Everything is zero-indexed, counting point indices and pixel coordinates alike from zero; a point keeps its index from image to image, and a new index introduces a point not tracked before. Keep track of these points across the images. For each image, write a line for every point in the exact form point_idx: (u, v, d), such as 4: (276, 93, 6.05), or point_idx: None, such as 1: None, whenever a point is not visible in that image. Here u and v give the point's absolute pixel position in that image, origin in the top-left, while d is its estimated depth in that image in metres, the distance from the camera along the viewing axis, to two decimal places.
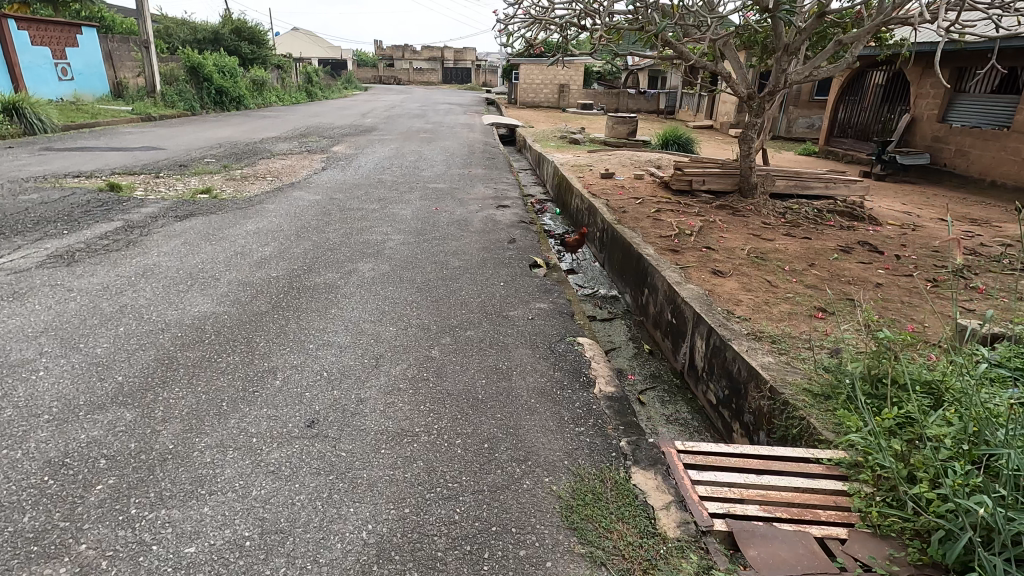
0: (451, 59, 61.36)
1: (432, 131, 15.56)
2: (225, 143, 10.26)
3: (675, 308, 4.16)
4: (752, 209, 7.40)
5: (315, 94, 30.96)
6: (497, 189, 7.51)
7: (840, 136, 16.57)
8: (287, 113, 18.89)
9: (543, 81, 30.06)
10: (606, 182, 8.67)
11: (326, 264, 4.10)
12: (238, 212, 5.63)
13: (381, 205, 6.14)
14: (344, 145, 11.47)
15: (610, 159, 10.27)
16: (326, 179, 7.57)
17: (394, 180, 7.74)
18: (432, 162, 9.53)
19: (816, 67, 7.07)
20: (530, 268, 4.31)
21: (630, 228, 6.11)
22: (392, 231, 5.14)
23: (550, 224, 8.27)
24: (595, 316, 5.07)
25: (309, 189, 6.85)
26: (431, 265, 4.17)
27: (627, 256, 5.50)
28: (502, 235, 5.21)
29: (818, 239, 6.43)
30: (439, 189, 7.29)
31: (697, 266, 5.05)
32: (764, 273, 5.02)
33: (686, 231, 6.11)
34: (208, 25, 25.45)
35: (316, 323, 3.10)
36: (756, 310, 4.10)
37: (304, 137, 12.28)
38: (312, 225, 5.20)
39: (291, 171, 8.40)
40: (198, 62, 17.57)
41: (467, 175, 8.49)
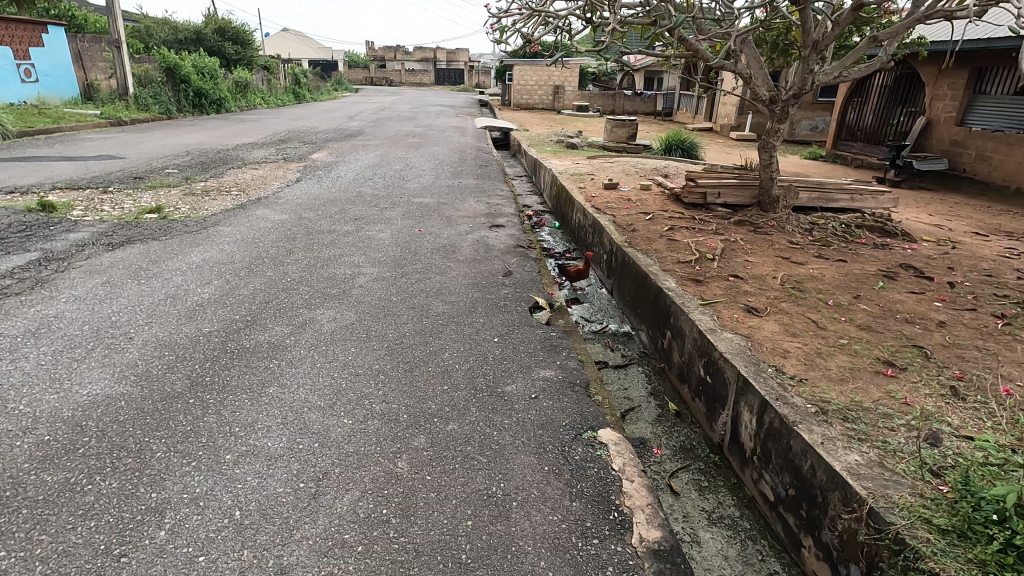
0: (443, 60, 60.52)
1: (422, 135, 14.76)
2: (194, 151, 9.42)
3: (710, 363, 3.37)
4: (775, 226, 6.64)
5: (303, 96, 30.09)
6: (490, 204, 6.72)
7: (849, 139, 15.90)
8: (269, 115, 18.02)
9: (538, 82, 29.30)
10: (610, 194, 7.90)
11: (276, 313, 3.30)
12: (187, 237, 4.83)
13: (356, 226, 5.35)
14: (324, 152, 10.65)
15: (613, 167, 9.48)
16: (298, 193, 6.78)
17: (376, 193, 6.96)
18: (418, 172, 8.75)
19: (846, 66, 6.33)
20: (529, 314, 3.51)
21: (642, 251, 5.33)
22: (367, 260, 4.36)
23: (548, 241, 7.49)
24: (607, 361, 4.28)
25: (276, 206, 6.04)
26: (407, 313, 3.37)
27: (642, 286, 4.71)
28: (495, 264, 4.42)
29: (854, 261, 5.68)
30: (425, 205, 6.49)
31: (727, 303, 4.27)
32: (806, 310, 4.27)
33: (708, 255, 5.33)
34: (190, 24, 24.55)
35: (244, 413, 2.29)
36: (810, 367, 3.32)
37: (282, 143, 11.46)
38: (271, 255, 4.40)
39: (261, 183, 7.59)
40: (175, 63, 16.69)
41: (457, 187, 7.69)
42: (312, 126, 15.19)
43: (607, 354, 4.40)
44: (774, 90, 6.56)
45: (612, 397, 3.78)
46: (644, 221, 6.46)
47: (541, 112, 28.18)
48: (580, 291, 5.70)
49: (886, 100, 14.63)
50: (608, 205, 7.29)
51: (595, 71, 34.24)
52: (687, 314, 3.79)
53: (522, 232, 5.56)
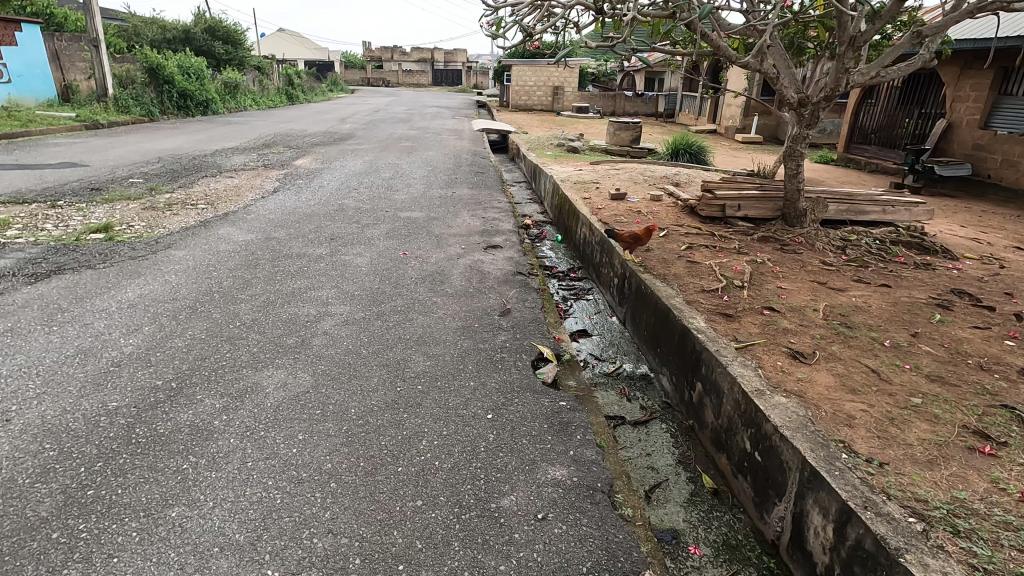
0: (441, 61, 59.83)
1: (416, 138, 14.06)
2: (166, 157, 8.71)
3: (759, 439, 2.67)
4: (803, 243, 5.97)
5: (297, 98, 29.39)
6: (486, 218, 6.02)
7: (862, 142, 15.23)
8: (258, 118, 17.31)
9: (536, 83, 28.65)
10: (617, 205, 7.22)
11: (210, 377, 2.60)
12: (130, 264, 4.13)
13: (331, 248, 4.66)
14: (309, 157, 9.92)
15: (620, 174, 8.78)
16: (272, 207, 6.09)
17: (359, 207, 6.27)
18: (409, 181, 8.04)
19: (884, 66, 5.64)
20: (533, 373, 2.81)
21: (660, 276, 4.63)
22: (338, 293, 3.67)
23: (550, 258, 6.81)
24: (625, 416, 3.59)
25: (243, 223, 5.35)
26: (378, 373, 2.69)
27: (664, 322, 4.01)
28: (490, 299, 3.73)
29: (899, 286, 5.00)
30: (413, 220, 5.78)
31: (767, 347, 3.58)
32: (860, 355, 3.58)
33: (735, 282, 4.64)
34: (178, 23, 23.84)
35: (124, 561, 1.60)
36: (886, 443, 2.64)
37: (265, 148, 10.76)
38: (223, 288, 3.71)
39: (234, 194, 6.90)
40: (158, 63, 15.96)
41: (451, 198, 7.00)
42: (300, 129, 14.50)
43: (624, 406, 3.71)
44: (803, 92, 5.87)
45: (634, 470, 3.09)
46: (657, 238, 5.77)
47: (540, 113, 27.50)
48: (589, 322, 5.01)
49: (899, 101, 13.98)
50: (616, 219, 6.61)
51: (594, 71, 33.62)
52: (725, 368, 3.08)
53: (522, 254, 4.87)
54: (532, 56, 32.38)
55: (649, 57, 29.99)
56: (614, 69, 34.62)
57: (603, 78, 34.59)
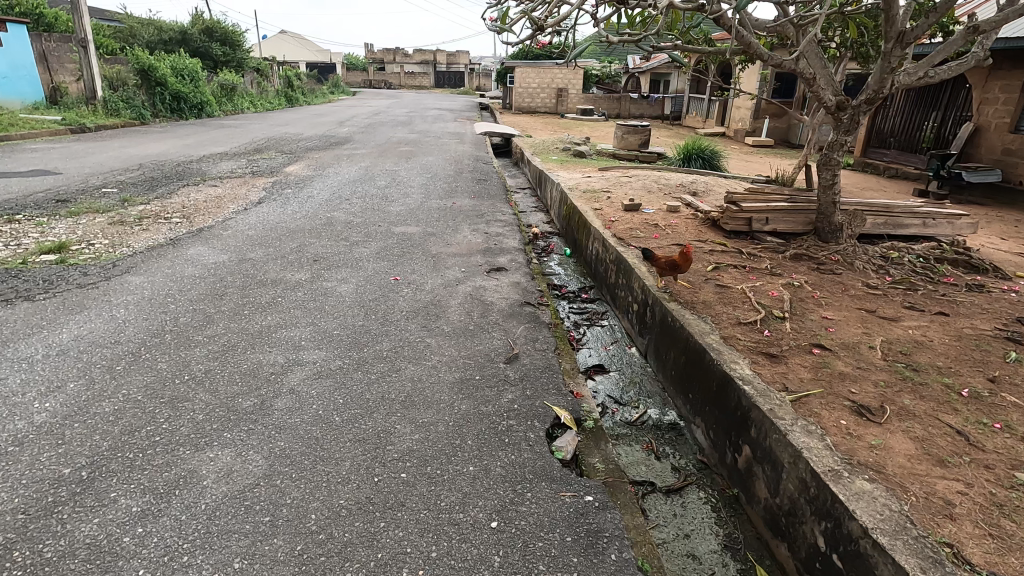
0: (444, 63, 59.35)
1: (416, 142, 13.52)
2: (147, 165, 8.17)
3: (839, 539, 2.09)
4: (840, 261, 5.38)
5: (297, 100, 28.89)
6: (489, 235, 5.44)
7: (880, 146, 14.64)
8: (253, 121, 16.76)
9: (540, 85, 28.14)
10: (631, 218, 6.63)
11: (133, 461, 2.02)
12: (76, 293, 3.57)
13: (312, 273, 4.09)
14: (301, 163, 9.36)
15: (632, 182, 8.20)
16: (253, 221, 5.52)
17: (349, 221, 5.70)
18: (405, 190, 7.48)
19: (933, 65, 5.07)
20: (547, 449, 2.23)
21: (688, 305, 4.05)
22: (313, 333, 3.10)
23: (559, 277, 6.23)
24: (654, 482, 2.99)
25: (217, 242, 4.79)
26: (353, 453, 2.11)
27: (696, 363, 3.42)
28: (494, 340, 3.15)
29: (957, 314, 4.41)
30: (407, 237, 5.21)
31: (826, 400, 2.99)
32: (937, 409, 2.99)
33: (774, 312, 4.05)
34: (175, 24, 23.40)
35: None
36: (1004, 547, 2.05)
37: (256, 153, 10.22)
38: (178, 326, 3.14)
39: (215, 205, 6.34)
40: (150, 64, 15.44)
41: (450, 210, 6.43)
42: (296, 133, 13.96)
43: (652, 468, 3.12)
44: (840, 95, 5.29)
45: (670, 560, 2.50)
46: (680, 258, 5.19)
47: (544, 116, 26.97)
48: (605, 355, 4.43)
49: (921, 104, 13.39)
50: (631, 233, 6.02)
51: (599, 72, 33.11)
52: (784, 436, 2.50)
53: (529, 278, 4.29)
54: (536, 57, 31.90)
55: (655, 59, 29.47)
56: (619, 70, 34.09)
57: (607, 80, 34.07)
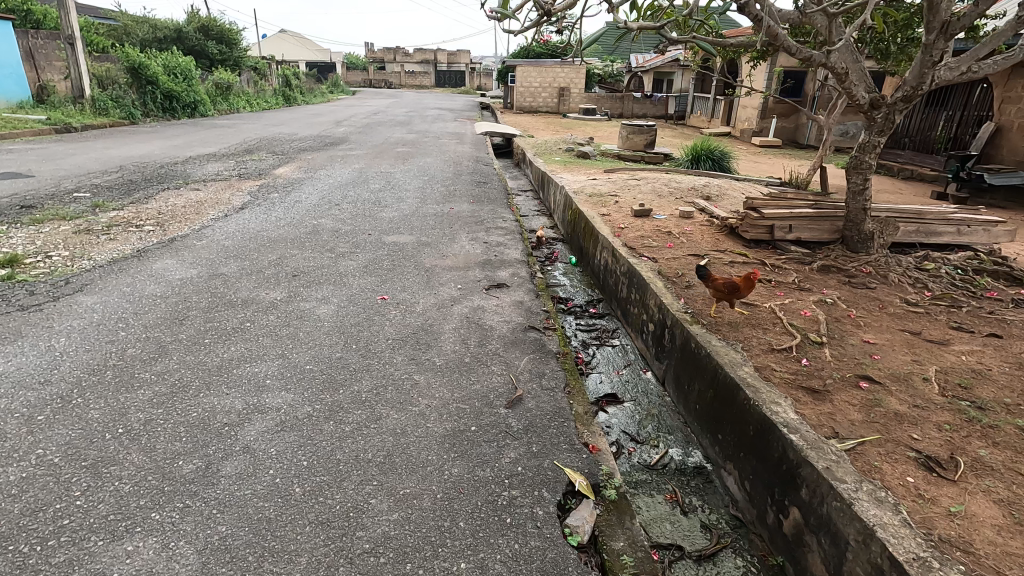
0: (444, 62, 58.88)
1: (414, 142, 13.07)
2: (127, 167, 7.71)
3: None
4: (874, 274, 4.91)
5: (295, 99, 28.45)
6: (489, 244, 4.98)
7: (894, 147, 14.17)
8: (246, 120, 16.26)
9: (541, 84, 27.67)
10: (641, 224, 6.17)
11: (26, 559, 1.57)
12: (15, 316, 3.12)
13: (289, 291, 3.64)
14: (292, 165, 8.92)
15: (641, 185, 7.74)
16: (231, 229, 5.07)
17: (336, 230, 5.25)
18: (400, 194, 7.03)
19: (977, 58, 4.61)
20: (559, 533, 1.77)
21: (713, 327, 3.59)
22: (281, 369, 2.64)
23: (564, 289, 5.77)
24: (683, 545, 2.52)
25: (188, 254, 4.33)
26: (313, 543, 1.66)
27: (727, 399, 2.96)
28: (494, 376, 2.70)
29: (1011, 335, 3.95)
30: (399, 248, 4.75)
31: (886, 450, 2.53)
32: (1016, 461, 2.52)
33: (810, 336, 3.59)
34: (170, 23, 22.99)
35: None
36: None
37: (246, 155, 9.77)
38: (123, 359, 2.68)
39: (193, 211, 5.89)
40: (140, 62, 14.98)
41: (448, 217, 5.96)
42: (289, 133, 13.49)
43: (679, 526, 2.65)
44: (873, 91, 4.83)
45: None
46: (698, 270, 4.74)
47: (545, 116, 26.54)
48: (617, 381, 3.96)
49: (937, 103, 12.93)
50: (642, 241, 5.56)
51: (601, 72, 32.69)
52: (850, 507, 2.03)
53: (534, 296, 3.83)
54: (537, 56, 31.45)
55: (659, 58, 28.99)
56: (622, 70, 33.66)
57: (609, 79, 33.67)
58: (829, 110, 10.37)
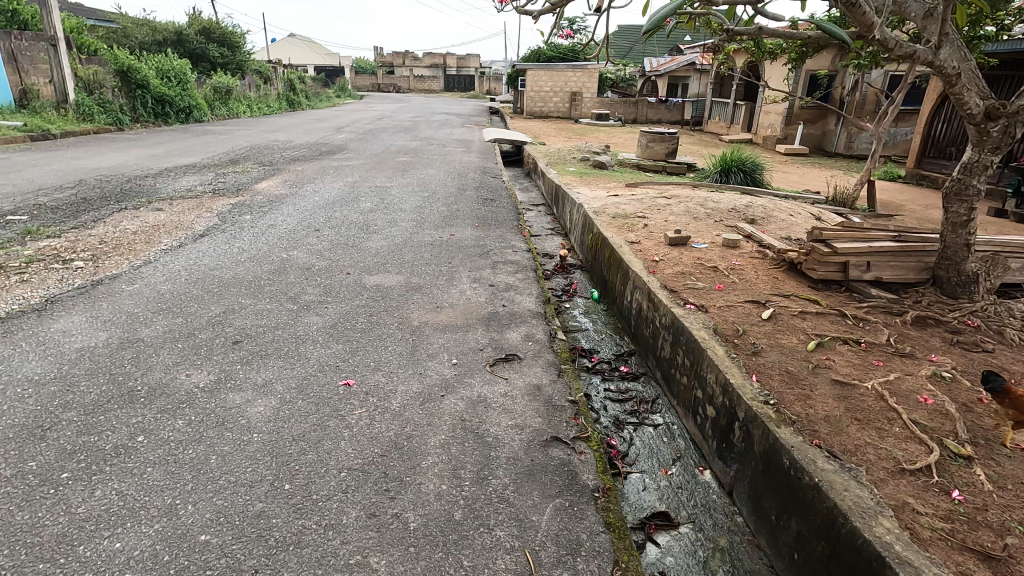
0: (453, 66, 57.99)
1: (416, 151, 12.15)
2: (86, 182, 6.82)
3: None
4: (987, 331, 3.84)
5: (300, 104, 27.73)
6: (498, 288, 3.98)
7: (937, 157, 13.04)
8: (241, 126, 15.43)
9: (553, 88, 26.71)
10: (678, 256, 5.17)
11: None
12: None
13: (221, 371, 2.65)
14: (277, 179, 7.99)
15: (672, 204, 6.73)
16: (178, 266, 4.12)
17: (309, 266, 4.28)
18: (393, 216, 6.05)
19: None
20: None
21: (807, 430, 2.55)
22: (155, 547, 1.65)
23: (586, 336, 4.79)
24: None
25: (108, 305, 3.37)
26: None
27: (856, 570, 1.92)
28: (498, 555, 1.70)
29: None
30: (383, 294, 3.76)
31: None
32: None
33: (950, 443, 2.54)
34: (171, 25, 22.33)
35: None
36: None
37: (230, 165, 8.86)
38: None
39: (143, 239, 4.94)
40: (130, 65, 14.22)
41: (448, 247, 4.97)
42: (284, 140, 12.65)
43: None
44: (989, 97, 3.77)
45: None
46: (761, 327, 3.71)
47: (556, 121, 25.56)
48: (666, 486, 2.95)
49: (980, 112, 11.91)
50: (683, 280, 4.56)
51: (613, 77, 31.80)
52: None
53: (556, 376, 2.83)
54: (548, 60, 30.57)
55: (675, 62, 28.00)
56: (635, 74, 32.77)
57: (622, 84, 32.79)
58: (878, 118, 9.24)
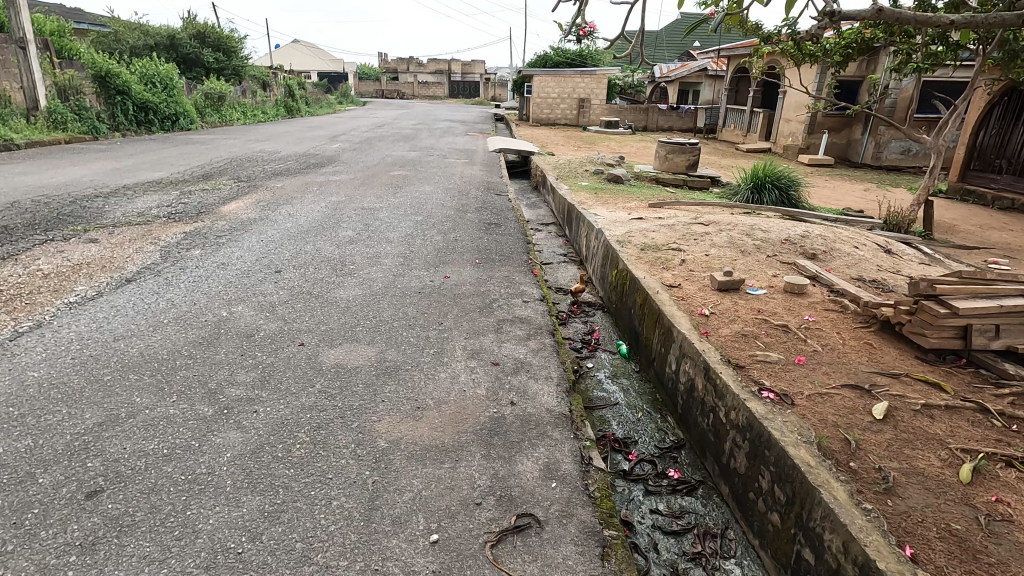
0: (458, 72, 57.10)
1: (413, 163, 11.13)
2: (17, 206, 5.79)
3: None
4: None
5: (298, 110, 26.83)
6: (503, 370, 2.89)
7: (983, 170, 11.95)
8: (228, 135, 14.45)
9: (560, 94, 25.69)
10: (732, 307, 4.09)
11: None
12: None
13: (36, 572, 1.58)
14: (248, 198, 6.95)
15: (712, 233, 5.65)
16: (71, 335, 3.04)
17: (251, 332, 3.21)
18: (375, 249, 5.00)
19: None
20: None
21: None
22: None
23: (618, 415, 3.70)
24: None
25: None
26: None
27: None
28: None
29: None
30: (343, 382, 2.68)
31: None
32: None
33: None
34: (162, 28, 21.47)
35: None
36: None
37: (198, 182, 7.82)
38: None
39: (53, 285, 3.90)
40: (108, 70, 13.27)
41: (440, 297, 3.90)
42: (271, 150, 11.66)
43: None
44: None
45: None
46: (878, 435, 2.61)
47: (563, 128, 24.53)
48: None
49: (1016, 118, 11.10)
50: (747, 347, 3.47)
51: (622, 83, 30.84)
52: None
53: (598, 563, 1.75)
54: (555, 65, 29.64)
55: (687, 67, 26.99)
56: (643, 80, 31.81)
57: (630, 90, 31.86)
58: (936, 128, 8.19)
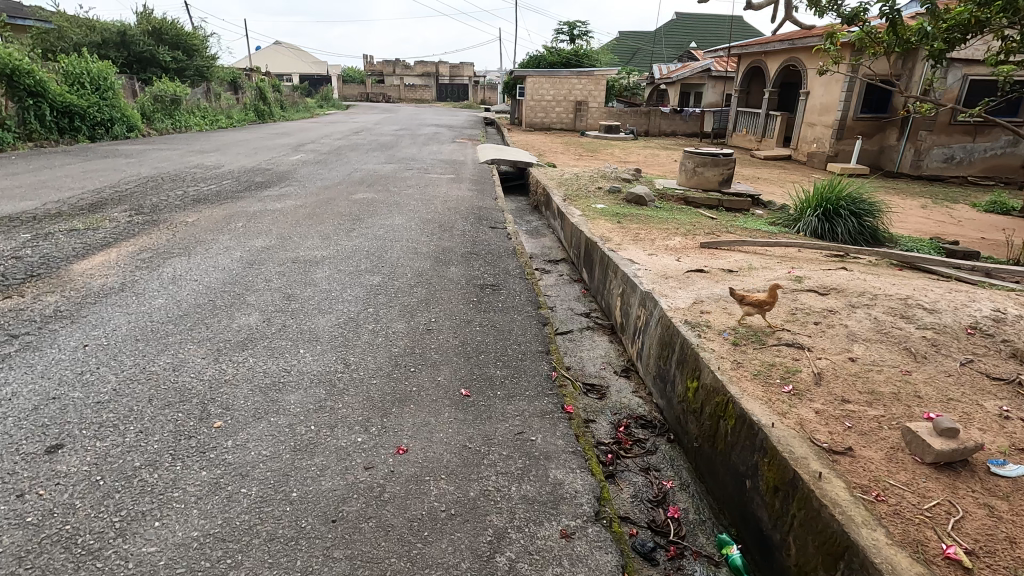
0: (445, 74, 54.72)
1: (386, 180, 8.95)
2: None
3: None
4: None
5: (270, 114, 24.57)
6: None
7: None
8: (170, 144, 12.18)
9: (555, 96, 23.58)
10: (1000, 530, 1.96)
11: None
12: None
13: None
14: (127, 246, 4.74)
15: (841, 314, 3.52)
16: None
17: None
18: (281, 365, 2.81)
19: None
20: None
21: None
22: None
23: None
24: None
25: None
26: None
27: None
28: None
29: None
30: None
31: None
32: None
33: None
34: (111, 23, 19.14)
35: None
36: None
37: (70, 217, 5.56)
38: None
39: None
40: (16, 66, 10.97)
41: (378, 545, 1.73)
42: (210, 165, 9.44)
43: None
44: None
45: None
46: None
47: (559, 134, 22.40)
48: None
49: None
50: None
51: (620, 85, 28.77)
52: None
53: None
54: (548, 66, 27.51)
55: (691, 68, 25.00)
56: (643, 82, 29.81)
57: (626, 93, 29.17)
58: None
